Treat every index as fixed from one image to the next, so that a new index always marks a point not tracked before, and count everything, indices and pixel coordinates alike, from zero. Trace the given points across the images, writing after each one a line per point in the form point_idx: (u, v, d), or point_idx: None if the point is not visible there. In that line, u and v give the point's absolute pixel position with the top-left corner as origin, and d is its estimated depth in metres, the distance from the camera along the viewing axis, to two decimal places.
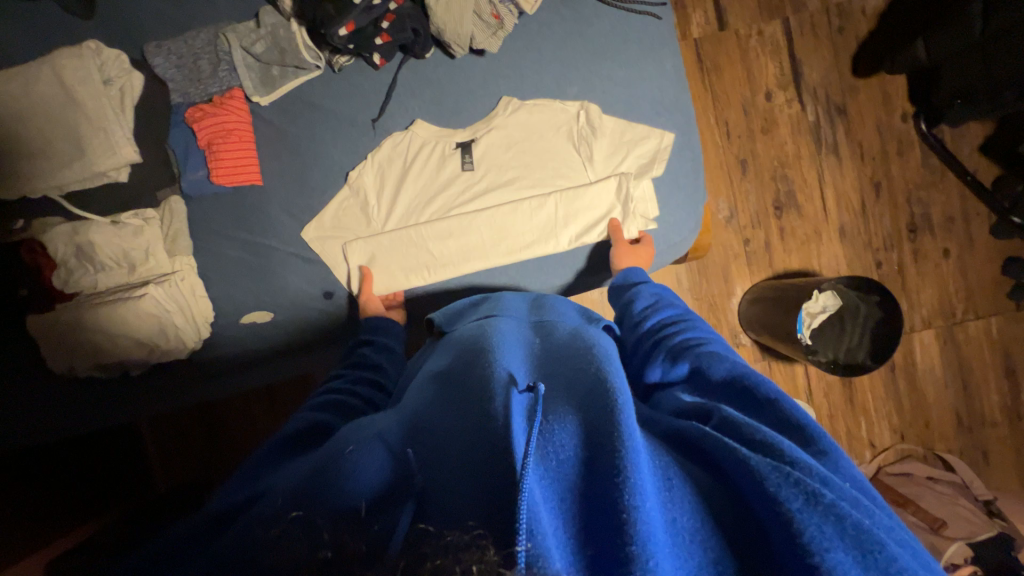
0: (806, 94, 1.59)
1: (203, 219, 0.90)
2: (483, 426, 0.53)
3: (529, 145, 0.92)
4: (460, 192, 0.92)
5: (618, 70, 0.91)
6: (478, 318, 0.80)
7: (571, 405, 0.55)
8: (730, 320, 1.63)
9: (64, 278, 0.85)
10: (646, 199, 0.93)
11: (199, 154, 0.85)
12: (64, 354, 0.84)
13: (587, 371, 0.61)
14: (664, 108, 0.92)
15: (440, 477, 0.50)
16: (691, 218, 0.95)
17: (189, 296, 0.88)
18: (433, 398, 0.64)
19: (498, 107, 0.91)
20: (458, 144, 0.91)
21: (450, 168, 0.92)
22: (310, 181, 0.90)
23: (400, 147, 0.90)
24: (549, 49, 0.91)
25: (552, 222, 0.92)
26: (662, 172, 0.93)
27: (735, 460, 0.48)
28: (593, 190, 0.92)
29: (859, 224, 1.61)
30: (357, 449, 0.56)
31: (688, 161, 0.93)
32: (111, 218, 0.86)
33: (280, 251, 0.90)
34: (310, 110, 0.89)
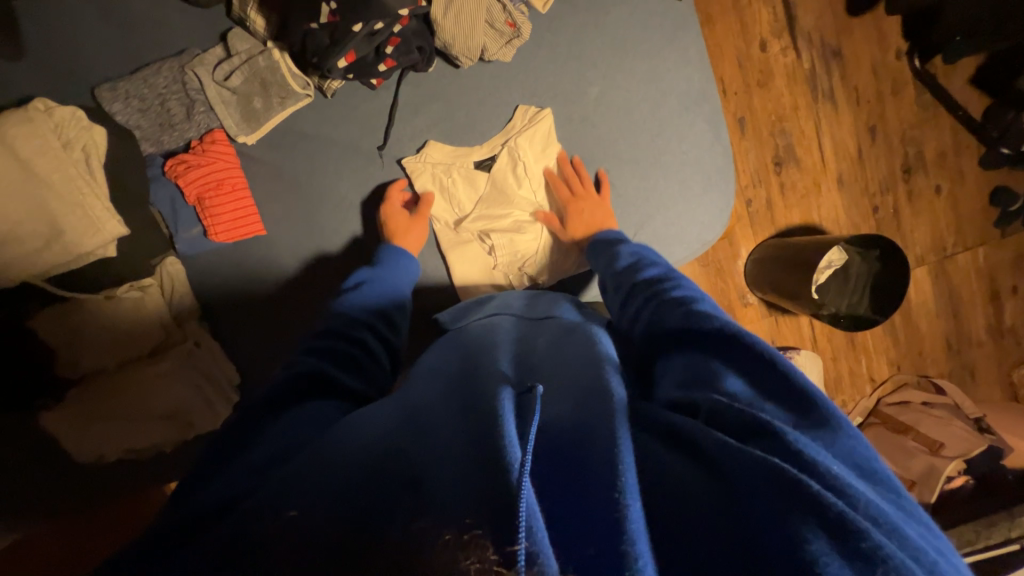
0: (800, 39, 1.52)
1: (208, 274, 0.88)
2: (467, 428, 0.51)
3: (548, 153, 0.96)
4: (487, 206, 0.95)
5: (639, 65, 0.97)
6: (481, 322, 0.79)
7: (564, 408, 0.54)
8: (737, 281, 1.66)
9: (68, 366, 0.80)
10: (670, 200, 0.98)
11: (189, 210, 0.83)
12: (90, 444, 0.82)
13: (588, 369, 0.60)
14: (686, 105, 0.98)
15: (438, 470, 0.47)
16: (721, 212, 1.00)
17: (212, 361, 0.87)
18: (428, 397, 0.61)
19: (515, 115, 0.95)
20: (476, 162, 0.95)
21: (473, 184, 0.95)
22: (324, 226, 0.92)
23: (421, 171, 0.93)
24: (563, 47, 0.95)
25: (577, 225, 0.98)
26: (684, 171, 0.98)
27: (724, 449, 0.48)
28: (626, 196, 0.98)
29: (856, 170, 1.61)
30: (351, 429, 0.55)
31: (719, 155, 0.99)
32: (106, 292, 0.82)
33: (301, 303, 0.91)
34: (302, 140, 0.89)
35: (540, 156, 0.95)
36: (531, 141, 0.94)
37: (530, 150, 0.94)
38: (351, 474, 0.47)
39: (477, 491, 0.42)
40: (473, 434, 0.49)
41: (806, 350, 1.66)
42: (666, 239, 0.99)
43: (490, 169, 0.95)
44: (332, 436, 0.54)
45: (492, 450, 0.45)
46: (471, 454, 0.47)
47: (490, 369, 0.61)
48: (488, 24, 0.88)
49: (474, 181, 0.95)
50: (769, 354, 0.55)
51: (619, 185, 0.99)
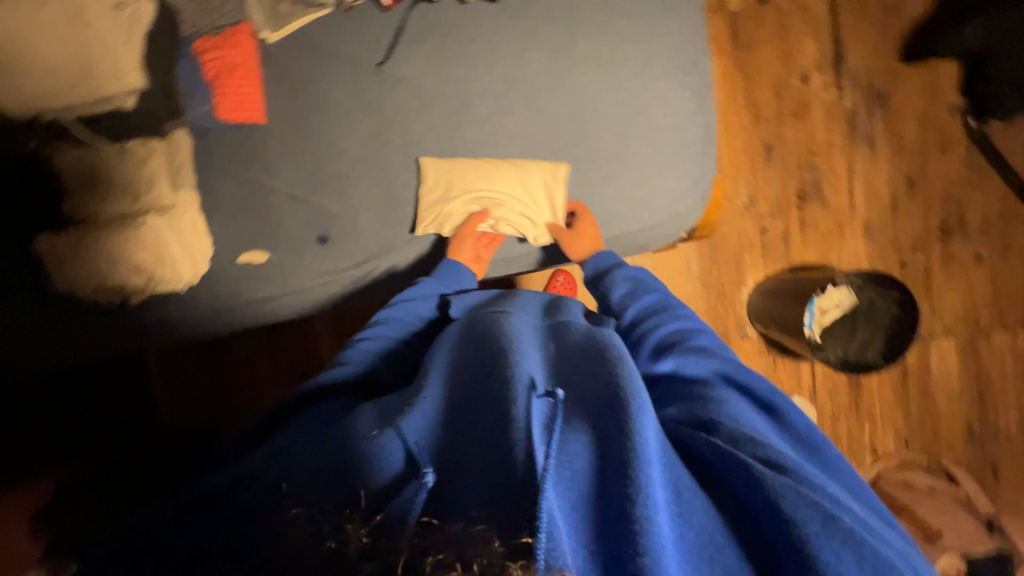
0: (846, 78, 1.49)
1: (207, 155, 0.90)
2: (487, 429, 0.51)
3: (526, 86, 0.83)
4: (445, 142, 0.85)
5: (639, 26, 0.85)
6: (489, 307, 0.75)
7: (588, 415, 0.52)
8: (738, 310, 1.59)
9: (75, 204, 0.85)
10: (648, 165, 0.87)
11: (205, 87, 0.85)
12: (68, 276, 0.85)
13: (603, 371, 0.56)
14: (679, 68, 0.86)
15: (461, 478, 0.48)
16: (696, 187, 0.89)
17: (189, 230, 0.87)
18: (445, 384, 0.60)
19: (509, 44, 0.82)
20: (449, 83, 0.83)
21: (439, 108, 0.84)
22: (313, 129, 0.86)
23: (386, 85, 0.84)
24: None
25: (546, 173, 0.85)
26: (669, 137, 0.86)
27: (739, 467, 0.49)
28: (592, 159, 0.86)
29: (888, 220, 1.52)
30: (386, 409, 0.59)
31: (699, 126, 0.88)
32: (120, 147, 0.86)
33: (277, 193, 0.89)
34: (313, 49, 0.85)
35: (530, 202, 0.86)
36: (487, 84, 0.83)
37: (520, 188, 0.86)
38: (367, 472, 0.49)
39: (510, 494, 0.44)
40: (493, 440, 0.49)
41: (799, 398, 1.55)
42: (645, 203, 0.88)
43: (462, 97, 0.83)
44: (365, 424, 0.55)
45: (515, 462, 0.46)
46: (495, 465, 0.47)
47: (507, 356, 0.59)
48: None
49: (439, 153, 0.87)
50: (773, 395, 0.60)
51: (587, 148, 0.86)
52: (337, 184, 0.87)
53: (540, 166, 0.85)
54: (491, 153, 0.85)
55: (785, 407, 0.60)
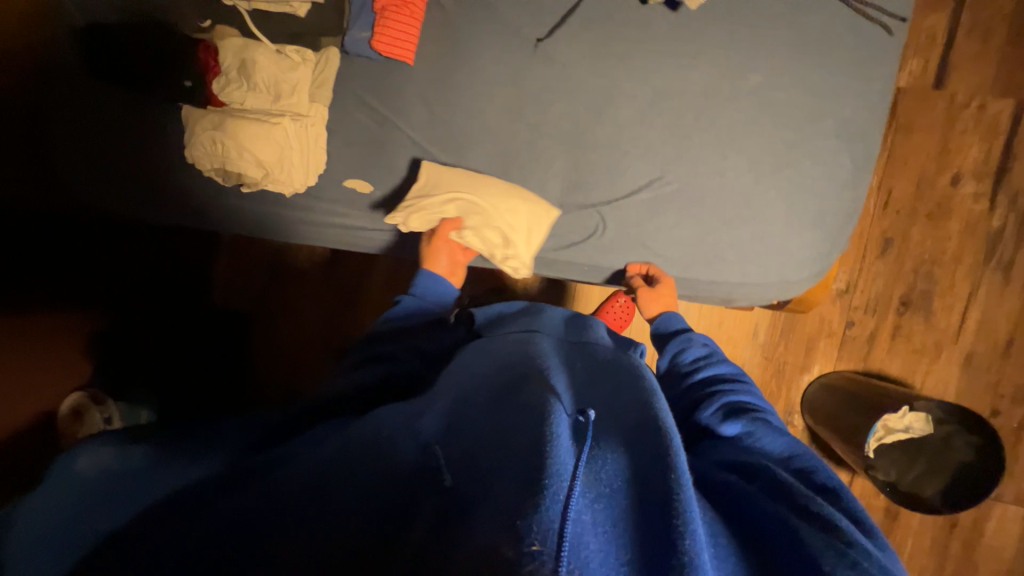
0: (1002, 195, 1.35)
1: (348, 78, 0.93)
2: (504, 427, 0.49)
3: (673, 102, 0.79)
4: (570, 136, 0.83)
5: (823, 75, 0.74)
6: (518, 328, 0.74)
7: (622, 436, 0.49)
8: (791, 394, 1.50)
9: (221, 86, 0.94)
10: (773, 221, 0.76)
11: (370, 16, 0.88)
12: (200, 149, 0.92)
13: (635, 401, 0.54)
14: (851, 133, 0.75)
15: (480, 468, 0.45)
16: (817, 262, 0.78)
17: (312, 143, 0.93)
18: (477, 384, 0.59)
19: (674, 56, 0.78)
20: (598, 79, 0.81)
21: (581, 100, 0.82)
22: (455, 82, 0.87)
23: (537, 62, 0.84)
24: (757, 18, 0.75)
25: (652, 197, 0.80)
26: (810, 201, 0.75)
27: (780, 522, 0.44)
28: (714, 197, 0.78)
29: (994, 359, 1.37)
30: (409, 404, 0.59)
31: (848, 201, 0.76)
32: (277, 48, 0.91)
33: (401, 134, 0.91)
34: (480, 6, 0.85)
35: (522, 240, 0.83)
36: (639, 90, 0.80)
37: (508, 218, 0.83)
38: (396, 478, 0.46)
39: (526, 481, 0.41)
40: (510, 438, 0.46)
41: None
42: (752, 260, 0.78)
43: (607, 95, 0.81)
44: (392, 419, 0.56)
45: (532, 461, 0.42)
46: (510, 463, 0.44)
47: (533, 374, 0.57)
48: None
49: (562, 143, 0.84)
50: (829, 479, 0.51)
51: (714, 183, 0.78)
52: (460, 141, 0.88)
53: (540, 206, 0.83)
54: (611, 158, 0.81)
55: (842, 492, 0.49)
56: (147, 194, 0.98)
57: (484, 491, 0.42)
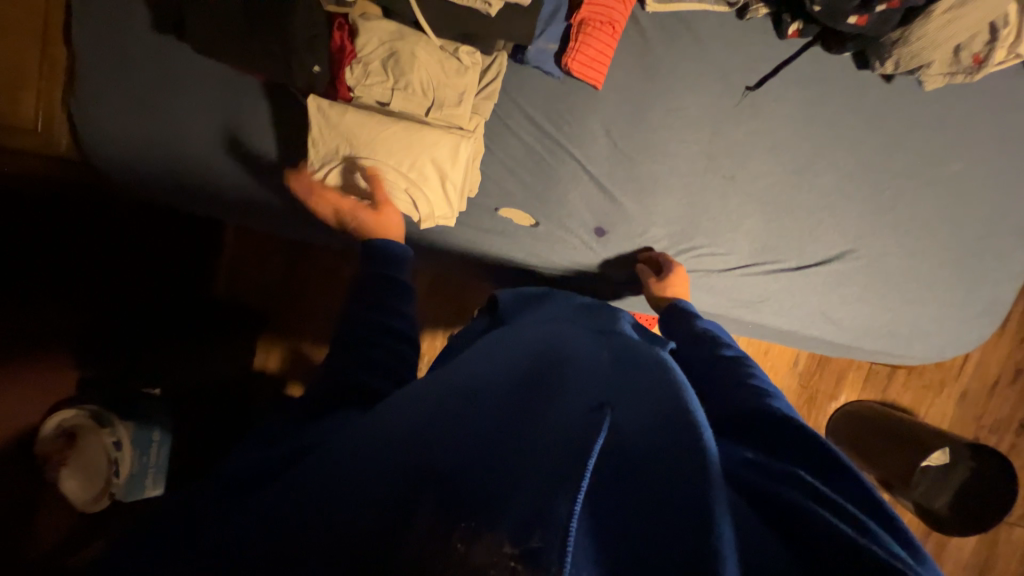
0: None
1: (518, 92, 0.81)
2: (517, 425, 0.40)
3: (872, 175, 0.79)
4: (763, 194, 0.80)
5: (1007, 174, 0.79)
6: (544, 317, 0.64)
7: (622, 420, 0.40)
8: (818, 420, 1.65)
9: (357, 77, 0.76)
10: (943, 300, 0.81)
11: (562, 28, 0.77)
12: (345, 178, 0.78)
13: (664, 389, 0.45)
14: (1020, 229, 0.81)
15: (476, 461, 0.36)
16: (972, 341, 0.83)
17: (471, 163, 0.80)
18: (499, 369, 0.49)
19: (881, 131, 0.78)
20: (802, 141, 0.79)
21: (780, 160, 0.79)
22: (647, 117, 0.80)
23: (740, 112, 0.79)
24: (963, 108, 0.77)
25: (839, 268, 0.81)
26: (978, 287, 0.81)
27: (815, 527, 0.35)
28: (898, 276, 0.81)
29: (982, 397, 1.61)
30: (417, 389, 0.47)
31: (1009, 291, 0.82)
32: (443, 44, 0.76)
33: (576, 165, 0.82)
34: (688, 40, 0.78)
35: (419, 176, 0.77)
36: (841, 159, 0.79)
37: (423, 164, 0.77)
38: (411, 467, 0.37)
39: (528, 490, 0.33)
40: (534, 438, 0.38)
41: None
42: (918, 333, 0.83)
43: (808, 158, 0.79)
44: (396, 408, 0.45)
45: (540, 463, 0.35)
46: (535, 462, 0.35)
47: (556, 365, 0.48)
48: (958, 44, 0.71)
49: (756, 200, 0.81)
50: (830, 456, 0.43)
51: (898, 262, 0.80)
52: (645, 182, 0.82)
53: (438, 140, 0.76)
54: (803, 222, 0.80)
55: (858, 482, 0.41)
56: None
57: (494, 499, 0.33)
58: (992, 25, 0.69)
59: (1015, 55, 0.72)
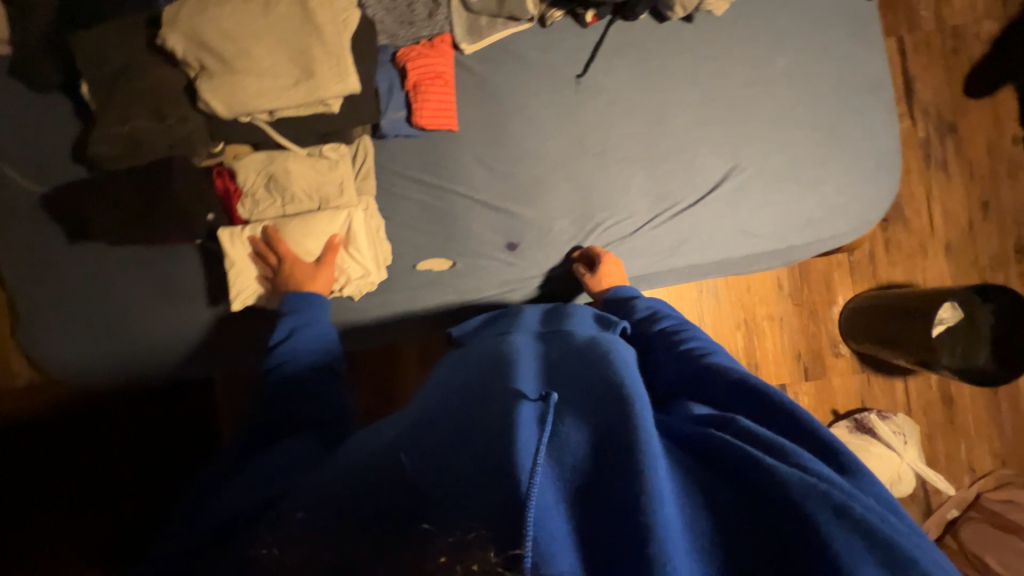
0: (917, 110, 1.60)
1: (393, 162, 0.89)
2: (473, 432, 0.43)
3: (718, 99, 0.85)
4: (636, 154, 0.86)
5: (831, 44, 0.85)
6: (493, 336, 0.69)
7: (580, 406, 0.44)
8: (830, 329, 1.62)
9: (250, 209, 0.85)
10: (843, 175, 0.84)
11: (402, 96, 0.85)
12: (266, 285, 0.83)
13: (604, 370, 0.49)
14: (872, 86, 0.85)
15: (439, 474, 0.40)
16: (889, 198, 0.85)
17: (375, 236, 0.86)
18: (451, 392, 0.52)
19: (706, 63, 0.85)
20: (645, 99, 0.86)
21: (635, 121, 0.86)
22: (506, 134, 0.87)
23: (581, 98, 0.87)
24: (762, 16, 0.85)
25: (733, 187, 0.85)
26: (867, 149, 0.84)
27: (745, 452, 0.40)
28: (787, 172, 0.84)
29: (967, 242, 1.59)
30: (374, 433, 0.50)
31: (896, 140, 0.85)
32: (308, 150, 0.84)
33: (467, 200, 0.88)
34: (511, 62, 0.87)
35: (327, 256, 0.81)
36: (685, 95, 0.86)
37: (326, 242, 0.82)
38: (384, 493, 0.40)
39: (484, 492, 0.36)
40: (487, 440, 0.41)
41: (901, 415, 1.55)
42: (836, 212, 0.85)
43: (658, 109, 0.86)
44: (358, 450, 0.48)
45: (497, 465, 0.38)
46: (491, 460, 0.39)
47: (508, 372, 0.52)
48: None
49: (634, 162, 0.86)
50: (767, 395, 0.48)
51: (783, 159, 0.84)
52: (531, 188, 0.87)
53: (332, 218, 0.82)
54: (681, 162, 0.85)
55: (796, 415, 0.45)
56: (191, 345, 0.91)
57: (458, 505, 0.36)
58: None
59: None
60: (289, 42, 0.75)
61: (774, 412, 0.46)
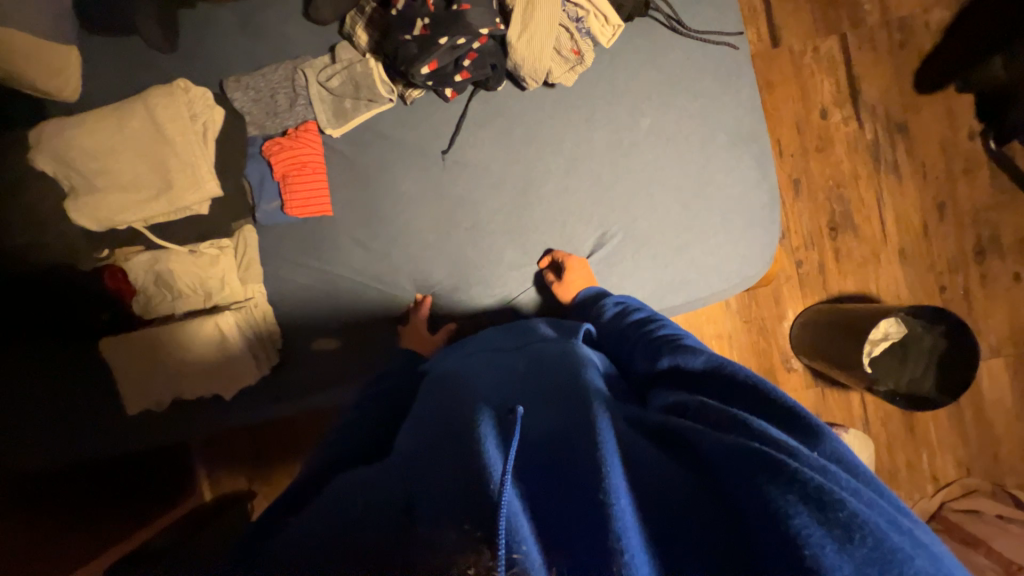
0: (863, 111, 1.51)
1: (274, 248, 0.89)
2: (445, 448, 0.46)
3: (587, 163, 0.85)
4: (512, 224, 0.86)
5: (696, 101, 0.83)
6: (466, 355, 0.71)
7: (546, 417, 0.48)
8: (781, 344, 1.55)
9: (143, 305, 0.88)
10: (717, 233, 0.84)
11: (274, 186, 0.86)
12: (156, 387, 0.86)
13: (567, 382, 0.52)
14: (742, 140, 0.84)
15: (423, 487, 0.43)
16: (766, 252, 0.85)
17: (261, 324, 0.88)
18: (426, 417, 0.55)
19: (571, 129, 0.85)
20: (513, 171, 0.86)
21: (504, 191, 0.86)
22: (381, 213, 0.89)
23: (452, 172, 0.87)
24: (622, 78, 0.84)
25: (606, 252, 0.84)
26: (737, 207, 0.84)
27: (705, 442, 0.42)
28: (658, 234, 0.84)
29: (921, 246, 1.53)
30: (353, 472, 0.51)
31: (767, 195, 0.85)
32: (189, 247, 0.86)
33: (348, 280, 0.90)
34: (379, 141, 0.88)
35: (213, 356, 0.85)
36: (552, 163, 0.85)
37: (210, 344, 0.85)
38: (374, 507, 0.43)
39: (466, 499, 0.40)
40: (461, 453, 0.44)
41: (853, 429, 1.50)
42: (712, 271, 0.85)
43: (527, 177, 0.86)
44: (343, 481, 0.50)
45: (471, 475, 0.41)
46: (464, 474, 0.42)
47: (470, 393, 0.55)
48: (554, 46, 0.80)
49: (509, 234, 0.87)
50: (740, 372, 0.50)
51: (653, 220, 0.84)
52: (409, 265, 0.89)
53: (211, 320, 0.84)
54: (554, 230, 0.86)
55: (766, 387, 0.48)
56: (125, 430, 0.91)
57: (444, 513, 0.39)
58: (567, 20, 0.80)
59: (615, 25, 0.81)
60: (146, 156, 0.80)
61: (745, 385, 0.49)
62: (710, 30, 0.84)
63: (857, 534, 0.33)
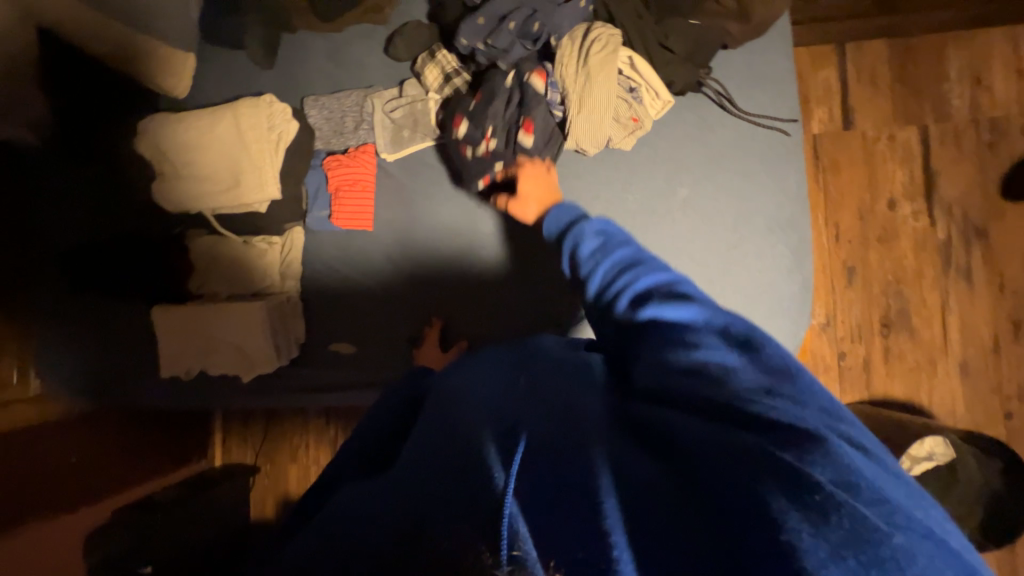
0: (938, 208, 1.41)
1: (316, 252, 0.97)
2: (445, 449, 0.45)
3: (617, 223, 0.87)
4: (534, 270, 0.94)
5: (736, 181, 0.85)
6: (457, 364, 0.67)
7: (539, 413, 0.46)
8: None
9: (196, 283, 0.99)
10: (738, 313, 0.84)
11: (326, 196, 0.95)
12: (189, 357, 0.96)
13: (564, 387, 0.50)
14: (778, 225, 0.84)
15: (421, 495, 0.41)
16: (789, 342, 0.83)
17: (290, 319, 0.95)
18: (426, 423, 0.53)
19: (608, 187, 0.87)
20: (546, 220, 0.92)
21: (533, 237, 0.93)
22: (416, 237, 0.95)
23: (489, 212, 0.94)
24: (664, 148, 0.86)
25: None
26: (764, 291, 0.83)
27: (691, 437, 0.40)
28: None
29: (988, 363, 1.38)
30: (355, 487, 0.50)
31: (797, 285, 0.83)
32: (244, 239, 0.96)
33: (374, 293, 0.96)
34: (427, 171, 0.95)
35: (240, 342, 0.93)
36: None
37: (239, 331, 0.92)
38: (377, 516, 0.42)
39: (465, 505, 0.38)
40: (458, 463, 0.42)
41: None
42: None
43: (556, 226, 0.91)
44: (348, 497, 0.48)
45: (470, 478, 0.40)
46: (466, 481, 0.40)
47: (465, 394, 0.53)
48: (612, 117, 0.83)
49: (529, 277, 0.93)
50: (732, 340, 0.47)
51: None
52: (433, 290, 0.95)
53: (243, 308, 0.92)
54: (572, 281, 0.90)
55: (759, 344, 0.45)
56: (158, 391, 1.01)
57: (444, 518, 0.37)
58: (621, 92, 0.83)
59: (664, 99, 0.84)
60: (224, 156, 0.91)
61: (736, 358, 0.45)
62: (761, 113, 0.85)
63: (832, 517, 0.32)
